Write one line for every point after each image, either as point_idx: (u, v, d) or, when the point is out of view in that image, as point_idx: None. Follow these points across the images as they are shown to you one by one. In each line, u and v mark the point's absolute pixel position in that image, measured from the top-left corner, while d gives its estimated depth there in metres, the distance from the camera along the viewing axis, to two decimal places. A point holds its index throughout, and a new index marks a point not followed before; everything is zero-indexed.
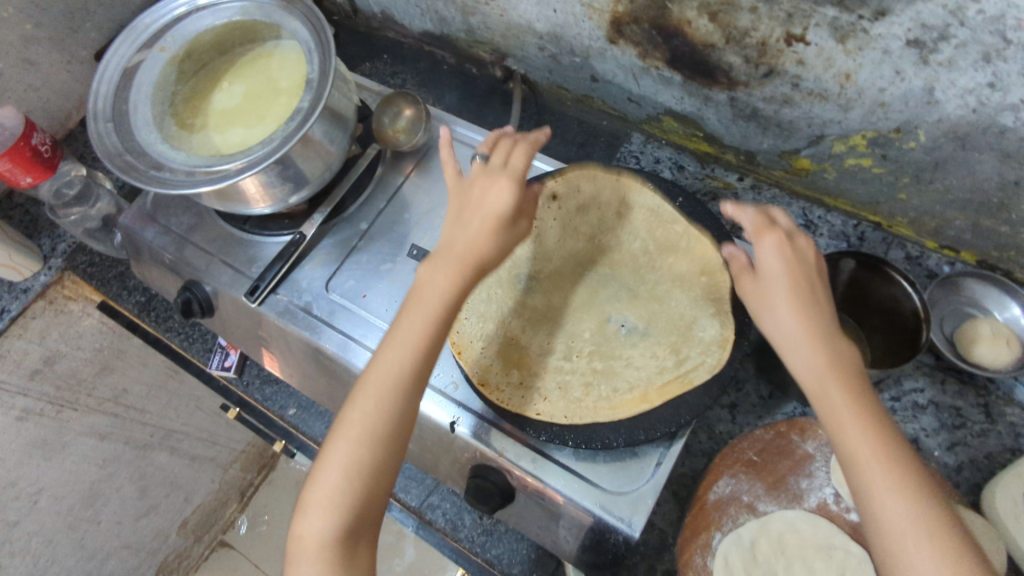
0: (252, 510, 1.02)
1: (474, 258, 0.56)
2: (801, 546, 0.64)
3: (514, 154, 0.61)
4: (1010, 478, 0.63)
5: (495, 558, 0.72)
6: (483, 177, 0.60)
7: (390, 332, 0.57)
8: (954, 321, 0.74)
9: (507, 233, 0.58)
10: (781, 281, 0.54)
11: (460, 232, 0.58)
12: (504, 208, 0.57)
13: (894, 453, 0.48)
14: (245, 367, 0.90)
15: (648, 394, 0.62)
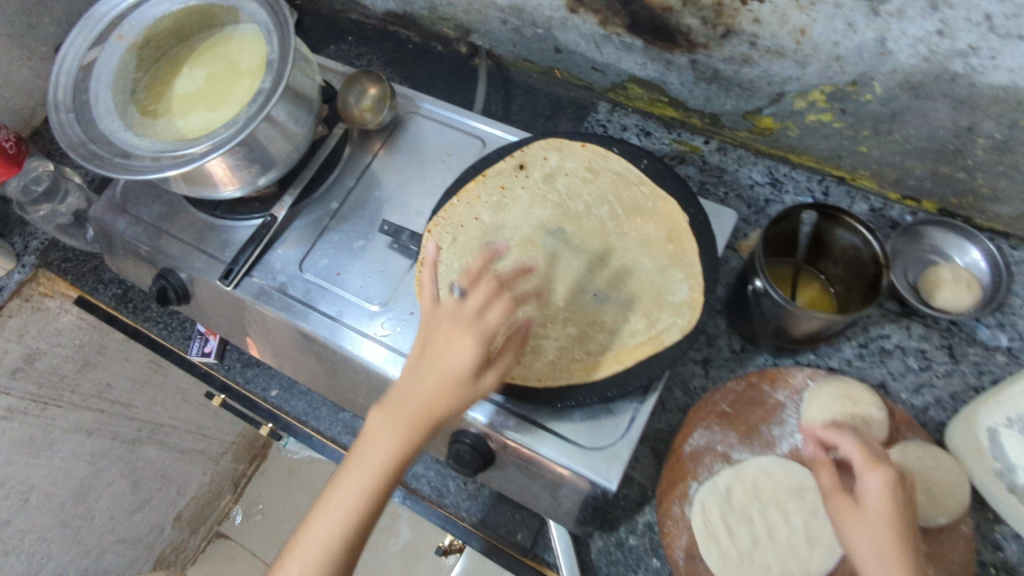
0: (244, 501, 1.22)
1: (427, 422, 0.52)
2: (774, 490, 0.67)
3: (492, 307, 0.54)
4: (965, 418, 0.69)
5: (481, 520, 0.76)
6: (449, 328, 0.54)
7: (327, 491, 0.53)
8: (918, 270, 0.78)
9: (467, 392, 0.53)
10: (882, 523, 0.51)
11: (414, 389, 0.53)
12: (466, 368, 0.52)
13: None
14: (226, 352, 0.90)
15: (620, 355, 0.63)
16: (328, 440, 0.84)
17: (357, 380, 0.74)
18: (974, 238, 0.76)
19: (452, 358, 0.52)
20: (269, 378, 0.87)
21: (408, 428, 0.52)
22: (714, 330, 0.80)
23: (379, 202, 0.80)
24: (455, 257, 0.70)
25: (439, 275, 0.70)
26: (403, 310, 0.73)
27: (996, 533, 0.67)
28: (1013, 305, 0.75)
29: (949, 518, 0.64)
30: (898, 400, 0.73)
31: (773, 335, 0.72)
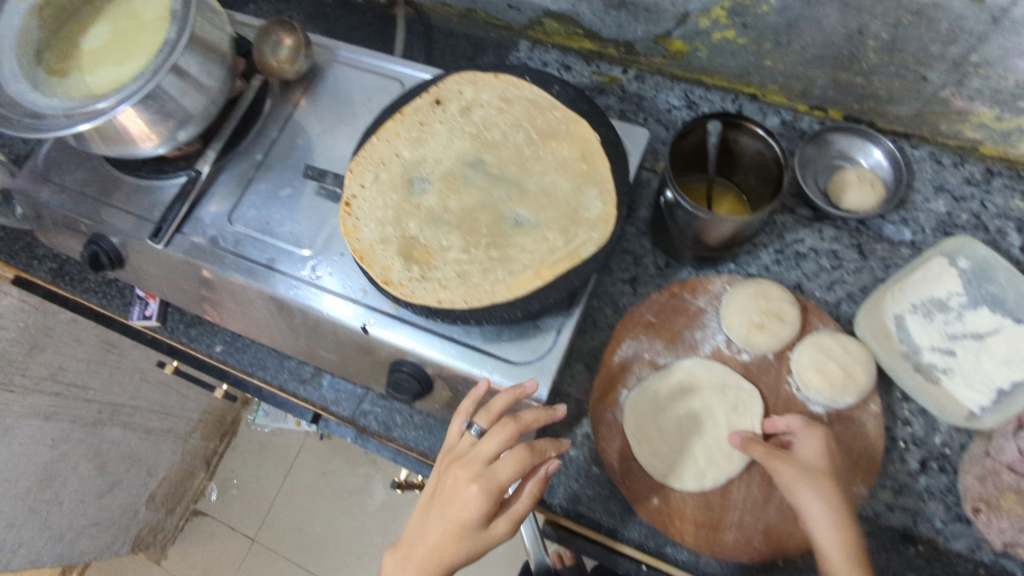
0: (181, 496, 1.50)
1: (438, 565, 0.59)
2: (699, 389, 0.72)
3: (504, 454, 0.61)
4: (868, 306, 0.74)
5: (429, 449, 0.79)
6: (460, 470, 0.61)
7: None
8: (827, 176, 0.83)
9: (476, 538, 0.59)
10: (825, 472, 0.62)
11: (432, 533, 0.60)
12: (470, 518, 0.58)
13: None
14: (168, 314, 0.90)
15: (541, 271, 0.65)
16: (277, 388, 0.85)
17: (295, 323, 0.75)
18: (875, 139, 0.81)
19: (462, 505, 0.59)
20: (212, 335, 0.89)
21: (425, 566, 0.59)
22: (640, 250, 0.83)
23: (302, 150, 0.81)
24: (378, 194, 0.71)
25: (363, 212, 0.70)
26: (334, 252, 0.74)
27: (903, 409, 0.72)
28: (914, 202, 0.80)
29: (859, 397, 0.69)
30: (813, 298, 0.77)
31: (692, 247, 0.76)
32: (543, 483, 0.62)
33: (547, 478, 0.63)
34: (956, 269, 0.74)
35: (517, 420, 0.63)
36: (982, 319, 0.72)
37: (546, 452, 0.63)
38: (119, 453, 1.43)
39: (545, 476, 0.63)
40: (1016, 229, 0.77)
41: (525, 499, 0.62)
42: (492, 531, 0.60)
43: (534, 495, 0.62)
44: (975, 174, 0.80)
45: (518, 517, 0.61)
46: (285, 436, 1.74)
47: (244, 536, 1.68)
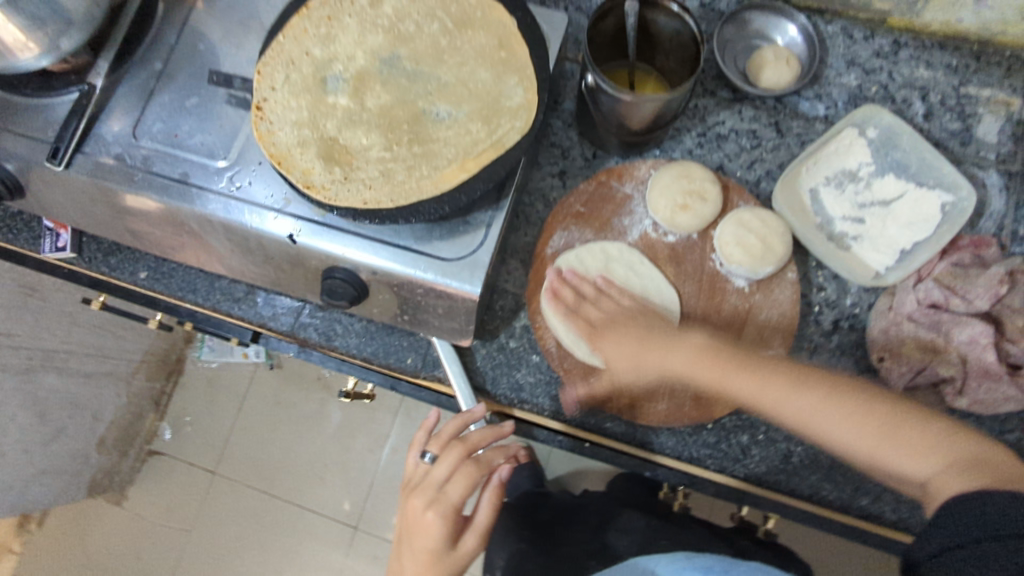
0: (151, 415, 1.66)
1: None
2: (593, 256, 0.75)
3: (454, 478, 0.72)
4: (784, 184, 0.78)
5: (372, 353, 0.81)
6: (418, 500, 0.72)
7: None
8: (745, 57, 0.83)
9: (447, 556, 0.71)
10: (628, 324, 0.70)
11: (409, 562, 0.72)
12: (436, 542, 0.70)
13: (845, 403, 0.63)
14: (83, 244, 0.86)
15: (465, 164, 0.65)
16: (210, 309, 0.85)
17: (218, 238, 0.73)
18: (789, 16, 0.82)
19: (428, 534, 0.70)
20: (135, 262, 0.86)
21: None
22: (567, 142, 0.83)
23: (205, 56, 0.75)
24: (290, 95, 0.68)
25: (277, 116, 0.67)
26: (251, 162, 0.71)
27: (818, 276, 0.76)
28: (827, 77, 0.82)
29: (778, 266, 0.73)
30: (734, 177, 0.80)
31: (617, 134, 0.76)
32: (498, 491, 0.73)
33: (502, 483, 0.74)
34: (865, 138, 0.77)
35: (465, 442, 0.73)
36: (889, 185, 0.75)
37: (494, 461, 0.74)
38: (59, 398, 1.40)
39: (499, 483, 0.74)
40: (919, 97, 0.80)
41: (484, 509, 0.73)
42: (460, 546, 0.72)
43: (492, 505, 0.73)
44: (884, 46, 0.83)
45: (482, 528, 0.73)
46: (233, 370, 1.71)
47: (204, 470, 1.67)
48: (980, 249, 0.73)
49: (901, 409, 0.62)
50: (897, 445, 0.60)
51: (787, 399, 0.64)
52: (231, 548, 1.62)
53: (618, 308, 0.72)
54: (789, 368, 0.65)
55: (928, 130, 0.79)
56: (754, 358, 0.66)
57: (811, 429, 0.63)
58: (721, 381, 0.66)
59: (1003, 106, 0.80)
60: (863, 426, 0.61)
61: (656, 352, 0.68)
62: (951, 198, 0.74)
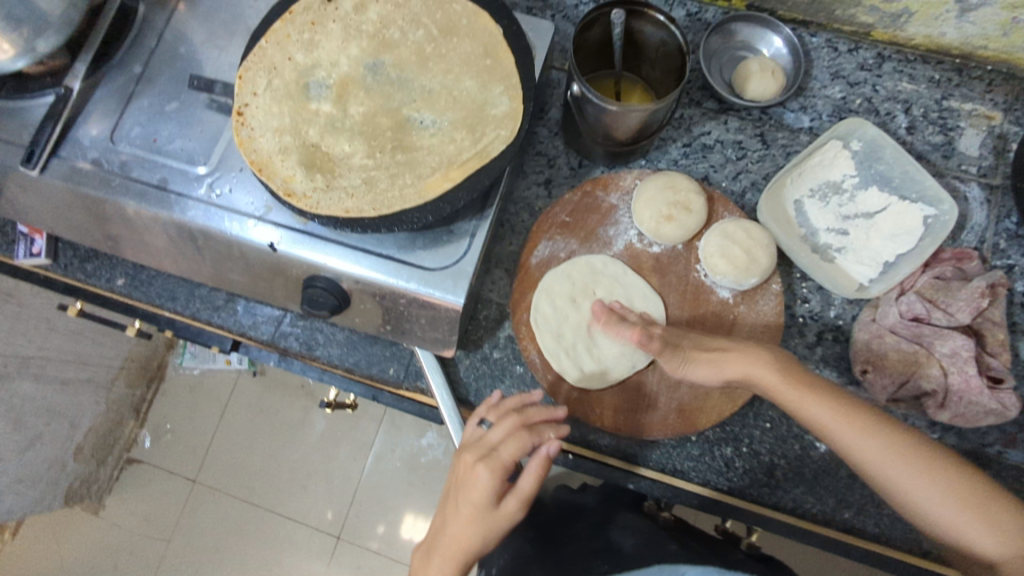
0: (142, 421, 1.67)
1: (461, 551, 0.64)
2: (573, 283, 0.75)
3: (507, 438, 0.66)
4: (769, 196, 0.78)
5: (354, 364, 0.80)
6: (467, 456, 0.66)
7: None
8: (731, 67, 0.84)
9: (489, 517, 0.64)
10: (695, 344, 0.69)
11: (452, 520, 0.65)
12: (480, 499, 0.64)
13: (918, 455, 0.60)
14: (59, 250, 0.84)
15: (449, 173, 0.64)
16: (190, 318, 0.83)
17: (197, 245, 0.71)
18: (775, 27, 0.82)
19: (474, 490, 0.64)
20: (113, 268, 0.84)
21: (448, 552, 0.64)
22: (553, 151, 0.83)
23: (186, 60, 0.74)
24: (272, 101, 0.67)
25: (258, 122, 0.66)
26: (232, 168, 0.70)
27: (802, 288, 0.76)
28: (812, 89, 0.82)
29: (763, 277, 0.72)
30: (719, 188, 0.79)
31: (603, 143, 0.75)
32: (546, 464, 0.65)
33: (549, 456, 0.64)
34: (849, 150, 0.78)
35: (522, 413, 0.68)
36: (873, 198, 0.76)
37: (547, 434, 0.67)
38: (36, 405, 1.38)
39: (547, 455, 0.65)
40: (903, 110, 0.81)
41: (531, 479, 0.65)
42: (504, 509, 0.64)
43: (538, 474, 0.64)
44: (868, 59, 0.83)
45: (526, 493, 0.65)
46: (215, 376, 1.68)
47: (184, 478, 1.64)
48: (963, 262, 0.74)
49: (966, 483, 0.59)
50: (976, 518, 0.57)
51: (860, 436, 0.61)
52: (211, 557, 1.60)
53: (671, 335, 0.70)
54: (862, 410, 0.63)
55: (911, 142, 0.80)
56: (839, 394, 0.64)
57: (873, 469, 0.61)
58: (798, 406, 0.64)
59: (984, 120, 0.80)
60: (935, 488, 0.59)
61: (739, 358, 0.66)
62: (933, 211, 0.74)
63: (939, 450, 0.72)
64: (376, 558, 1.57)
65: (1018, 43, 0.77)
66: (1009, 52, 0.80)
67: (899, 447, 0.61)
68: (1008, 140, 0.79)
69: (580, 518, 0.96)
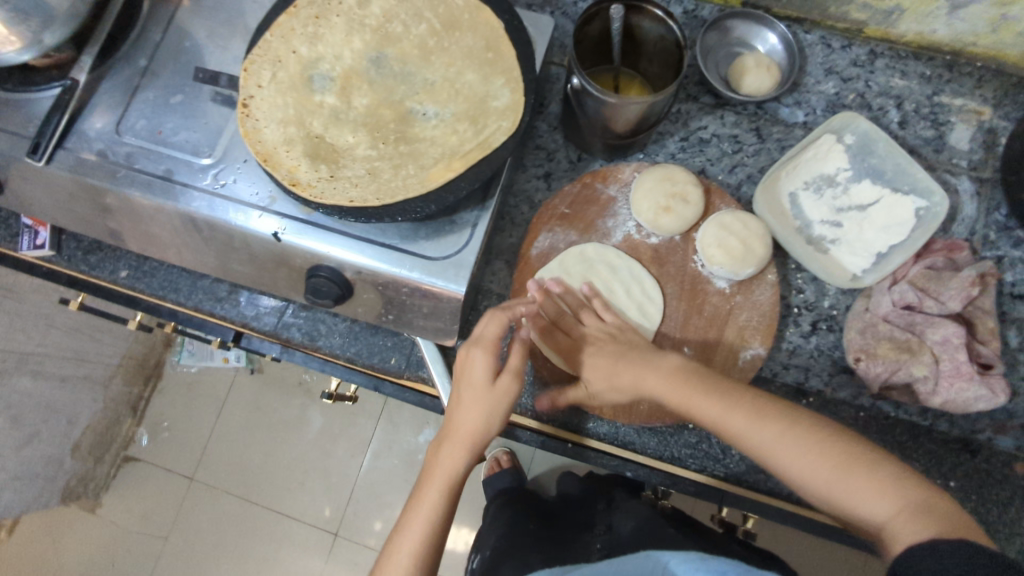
0: (144, 422, 1.68)
1: (467, 434, 0.66)
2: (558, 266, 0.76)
3: (489, 322, 0.68)
4: (765, 188, 0.79)
5: (356, 353, 0.80)
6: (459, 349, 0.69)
7: (407, 517, 0.67)
8: (727, 63, 0.85)
9: (488, 396, 0.66)
10: (607, 341, 0.70)
11: (455, 408, 0.68)
12: (477, 380, 0.66)
13: (803, 435, 0.59)
14: (62, 243, 0.84)
15: (452, 164, 0.65)
16: (193, 309, 0.83)
17: (202, 235, 0.72)
18: (770, 24, 0.84)
19: (470, 374, 0.66)
20: (116, 260, 0.84)
21: (458, 435, 0.66)
22: (553, 145, 0.84)
23: (191, 53, 0.75)
24: (278, 93, 0.68)
25: (263, 114, 0.67)
26: (237, 160, 0.71)
27: (798, 278, 0.78)
28: (806, 84, 0.84)
29: (759, 267, 0.73)
30: (715, 181, 0.81)
31: (602, 136, 0.77)
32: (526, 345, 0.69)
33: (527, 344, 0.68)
34: (843, 144, 0.79)
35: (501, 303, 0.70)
36: (867, 191, 0.77)
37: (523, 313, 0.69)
38: (34, 401, 1.38)
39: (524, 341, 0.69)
40: (894, 105, 0.83)
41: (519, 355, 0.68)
42: (503, 386, 0.66)
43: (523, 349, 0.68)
44: (861, 55, 0.85)
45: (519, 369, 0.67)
46: (213, 374, 1.69)
47: (182, 476, 1.64)
48: (953, 253, 0.76)
49: (858, 451, 0.57)
50: (859, 488, 0.55)
51: (747, 428, 0.61)
52: (208, 555, 1.60)
53: (600, 325, 0.72)
54: (752, 398, 0.63)
55: (903, 137, 0.82)
56: (726, 386, 0.63)
57: (769, 460, 0.60)
58: (691, 404, 0.63)
59: (974, 115, 0.82)
60: (823, 466, 0.57)
61: (633, 367, 0.68)
62: (925, 202, 0.76)
63: (931, 437, 0.73)
64: (375, 554, 1.58)
65: (1007, 40, 0.79)
66: (998, 48, 0.81)
67: (784, 430, 0.60)
68: (998, 134, 0.81)
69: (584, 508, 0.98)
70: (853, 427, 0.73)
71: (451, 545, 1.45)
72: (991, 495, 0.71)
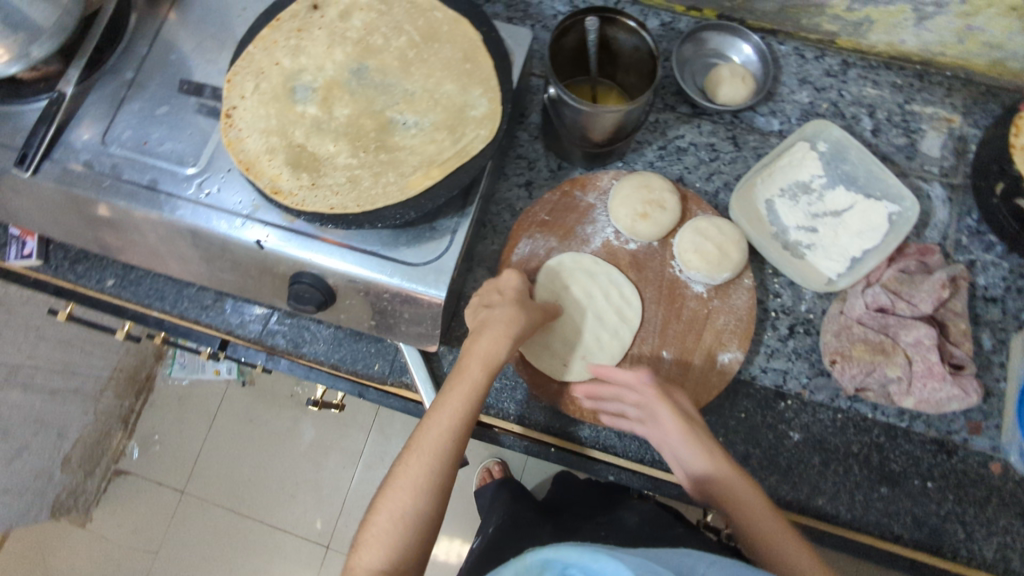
0: (136, 437, 1.66)
1: (508, 326, 0.67)
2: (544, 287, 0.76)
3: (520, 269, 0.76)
4: (741, 195, 0.80)
5: (340, 360, 0.81)
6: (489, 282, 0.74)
7: (435, 402, 0.64)
8: (703, 74, 0.87)
9: (527, 304, 0.71)
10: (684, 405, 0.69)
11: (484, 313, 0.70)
12: (515, 288, 0.72)
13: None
14: (49, 253, 0.85)
15: (431, 171, 0.67)
16: (178, 317, 0.84)
17: (187, 243, 0.73)
18: (744, 35, 0.86)
19: (506, 284, 0.72)
20: (102, 270, 0.85)
21: (500, 328, 0.67)
22: (534, 154, 0.86)
23: (176, 66, 0.77)
24: (260, 104, 0.70)
25: (246, 124, 0.69)
26: (221, 169, 0.72)
27: (774, 283, 0.79)
28: (781, 94, 0.86)
29: (735, 271, 0.75)
30: (693, 188, 0.82)
31: (579, 145, 0.78)
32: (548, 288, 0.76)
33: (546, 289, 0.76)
34: (816, 151, 0.81)
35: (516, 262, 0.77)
36: (840, 197, 0.79)
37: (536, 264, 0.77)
38: (24, 414, 1.38)
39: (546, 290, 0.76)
40: (867, 114, 0.85)
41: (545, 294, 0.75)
42: (535, 304, 0.72)
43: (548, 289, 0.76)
44: (834, 65, 0.87)
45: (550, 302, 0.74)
46: (205, 386, 1.69)
47: (172, 488, 1.64)
48: (925, 256, 0.77)
49: None
50: None
51: (792, 545, 0.61)
52: (199, 569, 1.59)
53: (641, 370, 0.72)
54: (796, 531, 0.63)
55: (876, 144, 0.83)
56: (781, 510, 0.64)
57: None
58: (744, 498, 0.63)
59: (945, 123, 0.84)
60: None
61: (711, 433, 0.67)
62: (897, 207, 0.78)
63: (908, 438, 0.74)
64: None
65: (973, 50, 0.81)
66: (966, 58, 0.83)
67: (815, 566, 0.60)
68: (968, 141, 0.83)
69: (581, 501, 0.97)
70: (830, 429, 0.74)
71: (442, 557, 1.45)
72: (968, 495, 0.72)
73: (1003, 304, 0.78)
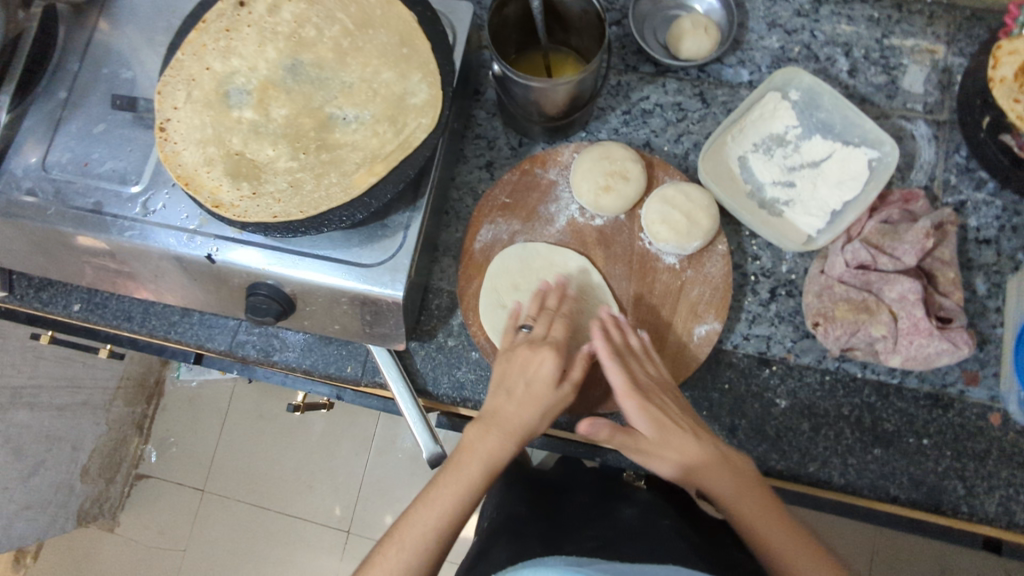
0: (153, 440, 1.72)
1: (519, 430, 0.60)
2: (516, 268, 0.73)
3: (554, 326, 0.66)
4: (711, 155, 0.76)
5: (312, 365, 0.80)
6: (525, 347, 0.64)
7: (426, 492, 0.58)
8: (665, 31, 0.83)
9: (552, 394, 0.61)
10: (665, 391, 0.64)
11: (508, 404, 0.61)
12: (546, 374, 0.61)
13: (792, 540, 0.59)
14: (13, 282, 0.84)
15: (375, 168, 0.64)
16: (148, 335, 0.83)
17: (140, 264, 0.71)
18: None
19: (538, 368, 0.62)
20: (67, 295, 0.84)
21: (505, 430, 0.60)
22: (492, 133, 0.82)
23: (109, 80, 0.74)
24: (193, 114, 0.67)
25: (181, 136, 0.66)
26: (165, 183, 0.70)
27: (752, 246, 0.76)
28: (749, 41, 0.81)
29: (707, 238, 0.71)
30: (661, 153, 0.78)
31: (536, 119, 0.74)
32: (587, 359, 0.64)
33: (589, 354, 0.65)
34: (788, 101, 0.76)
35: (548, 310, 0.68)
36: (816, 147, 0.75)
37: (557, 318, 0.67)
38: (35, 433, 1.39)
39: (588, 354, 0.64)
40: (843, 54, 0.79)
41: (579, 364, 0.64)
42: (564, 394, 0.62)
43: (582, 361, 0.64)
44: (804, 4, 0.81)
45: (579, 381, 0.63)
46: (213, 387, 1.70)
47: (193, 488, 1.67)
48: (910, 203, 0.73)
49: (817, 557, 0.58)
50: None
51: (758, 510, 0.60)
52: (226, 563, 1.63)
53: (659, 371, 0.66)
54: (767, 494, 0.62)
55: (853, 86, 0.78)
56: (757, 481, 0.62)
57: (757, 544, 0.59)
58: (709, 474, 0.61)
59: (928, 55, 0.78)
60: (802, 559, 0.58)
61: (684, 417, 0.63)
62: (876, 153, 0.73)
63: (900, 396, 0.71)
64: None
65: None
66: None
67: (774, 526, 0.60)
68: (954, 73, 0.77)
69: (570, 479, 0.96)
70: (820, 392, 0.72)
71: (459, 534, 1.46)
72: (967, 448, 0.69)
73: (997, 245, 0.73)
